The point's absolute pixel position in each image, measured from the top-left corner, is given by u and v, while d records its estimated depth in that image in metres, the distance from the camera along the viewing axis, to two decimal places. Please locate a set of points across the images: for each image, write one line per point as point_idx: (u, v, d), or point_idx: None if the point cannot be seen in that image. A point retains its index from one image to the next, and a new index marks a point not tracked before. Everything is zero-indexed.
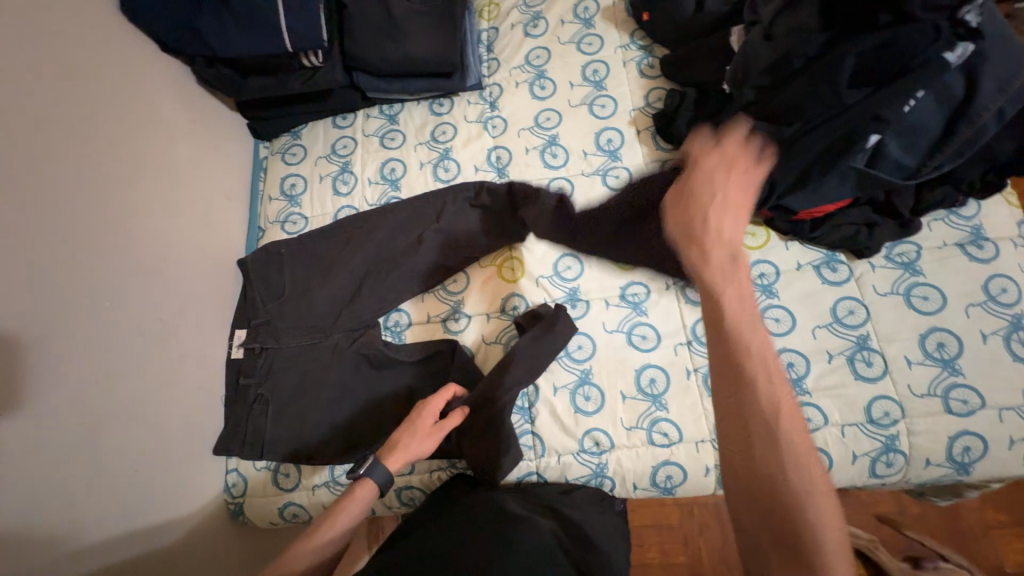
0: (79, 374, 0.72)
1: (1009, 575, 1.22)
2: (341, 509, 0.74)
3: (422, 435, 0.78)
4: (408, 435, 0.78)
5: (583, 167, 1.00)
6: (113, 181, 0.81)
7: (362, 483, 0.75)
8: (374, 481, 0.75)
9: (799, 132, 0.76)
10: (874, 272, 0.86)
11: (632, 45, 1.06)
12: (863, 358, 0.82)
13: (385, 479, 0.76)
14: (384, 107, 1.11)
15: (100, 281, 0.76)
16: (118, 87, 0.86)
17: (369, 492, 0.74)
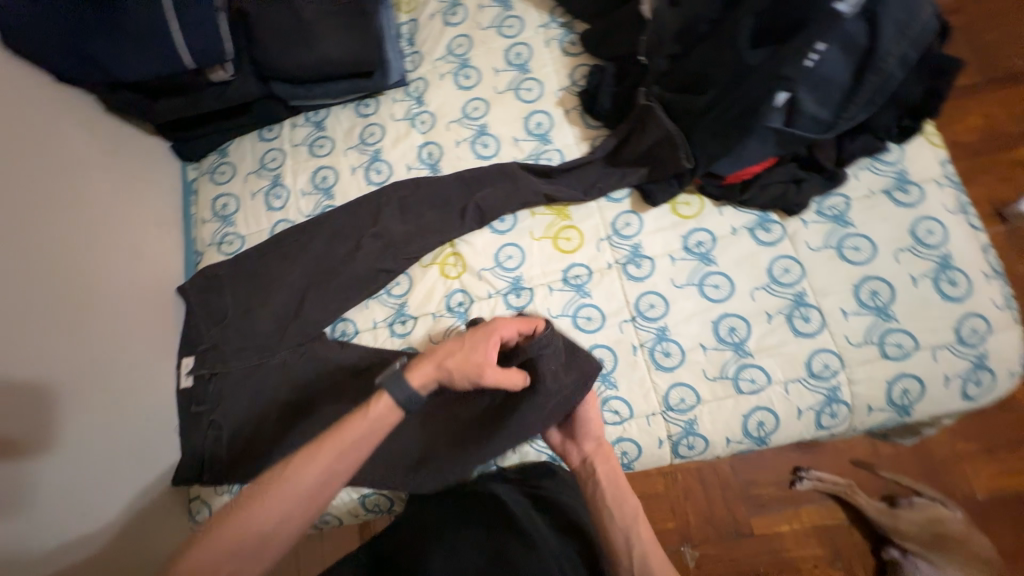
0: (7, 427, 0.70)
1: (979, 501, 1.26)
2: (344, 435, 0.63)
3: (464, 361, 0.66)
4: (446, 353, 0.66)
5: (514, 153, 0.99)
6: (22, 224, 0.78)
7: (383, 392, 0.64)
8: (393, 396, 0.64)
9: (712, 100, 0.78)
10: (807, 228, 0.86)
11: (553, 23, 1.04)
12: (801, 314, 0.83)
13: (404, 399, 0.65)
14: (310, 114, 1.08)
15: (18, 329, 0.74)
16: (17, 123, 0.81)
17: (381, 413, 0.64)
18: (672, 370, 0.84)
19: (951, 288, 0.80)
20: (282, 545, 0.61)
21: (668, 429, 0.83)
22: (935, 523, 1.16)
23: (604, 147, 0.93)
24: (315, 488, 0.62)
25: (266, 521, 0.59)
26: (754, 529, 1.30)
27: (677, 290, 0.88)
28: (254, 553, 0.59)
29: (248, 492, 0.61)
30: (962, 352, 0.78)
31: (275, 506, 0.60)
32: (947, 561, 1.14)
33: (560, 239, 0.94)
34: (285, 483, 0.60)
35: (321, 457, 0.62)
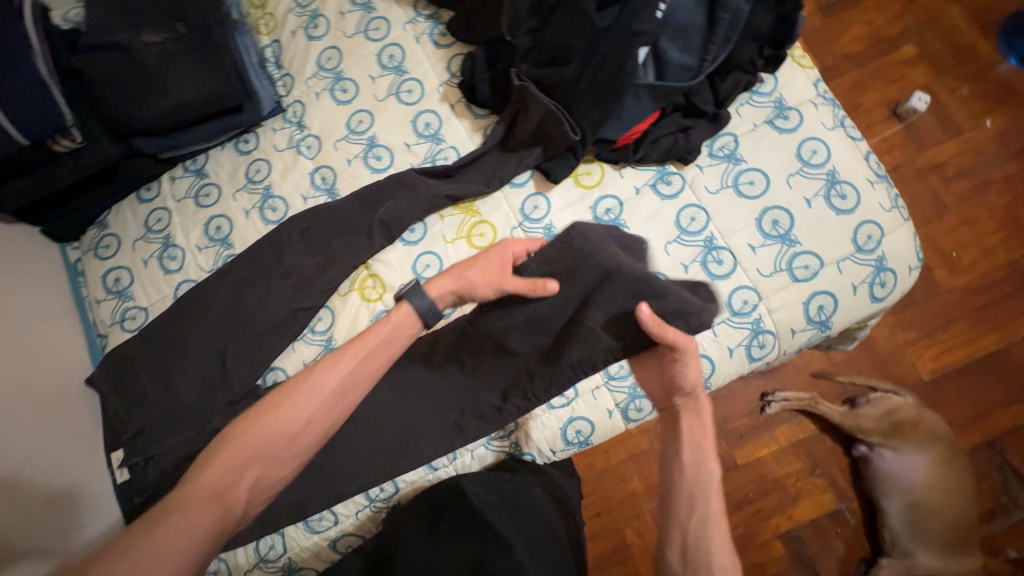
0: None
1: (927, 382, 1.32)
2: (366, 341, 0.72)
3: (487, 275, 0.76)
4: (467, 269, 0.76)
5: (410, 160, 0.96)
6: None
7: (405, 301, 0.74)
8: (411, 304, 0.74)
9: (579, 68, 0.77)
10: (703, 172, 0.88)
11: (419, 17, 1.00)
12: (714, 258, 0.85)
13: (424, 308, 0.74)
14: (187, 163, 1.01)
15: None
16: None
17: (402, 318, 0.74)
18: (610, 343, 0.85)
19: (842, 202, 0.83)
20: (307, 441, 0.68)
21: (614, 397, 0.84)
22: (891, 413, 1.19)
23: (496, 136, 0.91)
24: (336, 394, 0.69)
25: (297, 412, 0.67)
26: (737, 461, 1.35)
27: None
28: (279, 451, 0.66)
29: (278, 392, 0.68)
30: (863, 259, 0.82)
31: (312, 399, 0.68)
32: (909, 446, 1.17)
33: (474, 236, 0.92)
34: (314, 379, 0.69)
35: (346, 358, 0.70)
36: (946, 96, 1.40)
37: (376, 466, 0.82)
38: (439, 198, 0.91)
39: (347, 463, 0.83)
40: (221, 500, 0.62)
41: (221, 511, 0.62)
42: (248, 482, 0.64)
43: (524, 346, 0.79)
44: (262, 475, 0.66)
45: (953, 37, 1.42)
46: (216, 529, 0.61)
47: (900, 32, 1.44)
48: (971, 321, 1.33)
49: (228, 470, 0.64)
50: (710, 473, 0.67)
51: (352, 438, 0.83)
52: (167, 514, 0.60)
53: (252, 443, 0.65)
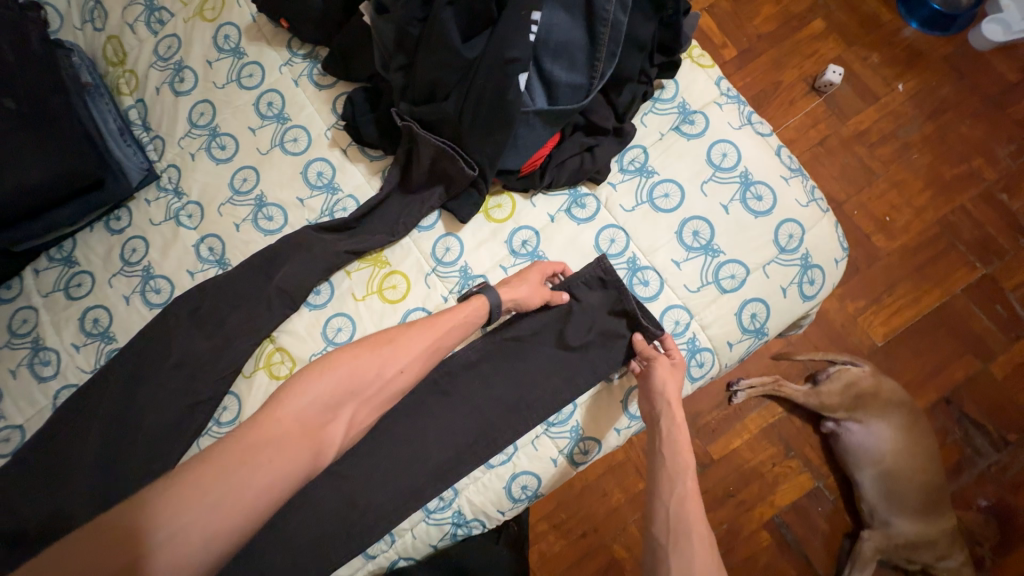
0: None
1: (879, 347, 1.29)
2: (438, 321, 0.71)
3: (537, 290, 0.77)
4: (523, 281, 0.77)
5: (305, 215, 0.87)
6: None
7: (479, 295, 0.74)
8: (489, 299, 0.74)
9: (460, 101, 0.70)
10: (617, 190, 0.83)
11: (295, 57, 0.91)
12: (640, 279, 0.80)
13: (496, 302, 0.74)
14: (53, 251, 0.89)
15: None
16: None
17: (479, 309, 0.74)
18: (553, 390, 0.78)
19: (759, 203, 0.80)
20: (396, 389, 0.66)
21: (556, 444, 0.78)
22: (851, 386, 1.14)
23: (393, 178, 0.84)
24: (428, 352, 0.69)
25: (403, 357, 0.66)
26: (713, 455, 1.27)
27: None
28: (367, 392, 0.63)
29: (378, 336, 0.66)
30: (788, 259, 0.79)
31: (408, 353, 0.66)
32: (873, 416, 1.14)
33: (385, 290, 0.84)
34: (417, 329, 0.69)
35: (427, 328, 0.69)
36: (858, 66, 1.41)
37: (306, 568, 0.73)
38: (342, 251, 0.83)
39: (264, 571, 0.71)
40: (316, 434, 0.59)
41: (315, 447, 0.58)
42: (343, 421, 0.62)
43: (467, 397, 0.78)
44: (353, 418, 0.63)
45: (857, 8, 1.44)
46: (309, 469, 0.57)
47: (808, 7, 1.45)
48: (915, 281, 1.32)
49: (328, 402, 0.60)
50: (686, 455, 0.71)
51: (273, 541, 0.73)
52: (274, 436, 0.55)
53: (357, 375, 0.62)
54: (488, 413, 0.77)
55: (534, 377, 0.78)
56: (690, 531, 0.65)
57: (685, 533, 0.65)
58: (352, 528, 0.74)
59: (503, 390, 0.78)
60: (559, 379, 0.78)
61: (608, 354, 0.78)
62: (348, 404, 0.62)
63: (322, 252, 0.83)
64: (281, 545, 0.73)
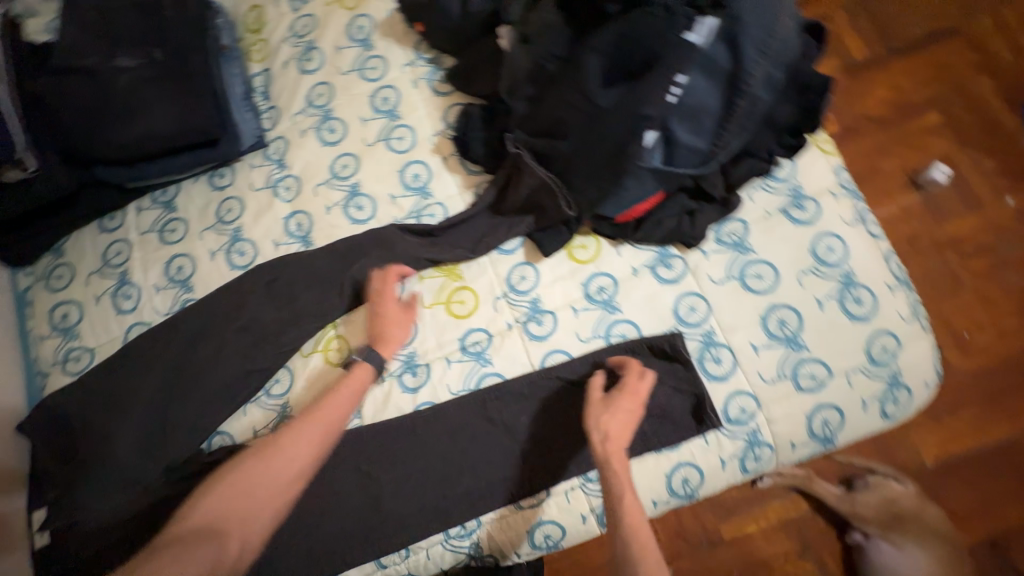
0: None
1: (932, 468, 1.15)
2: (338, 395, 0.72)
3: (399, 319, 0.81)
4: (388, 324, 0.80)
5: (393, 213, 0.89)
6: None
7: (364, 363, 0.76)
8: (371, 362, 0.76)
9: (576, 144, 0.70)
10: (708, 259, 0.80)
11: (419, 60, 0.94)
12: (713, 356, 0.77)
13: (381, 363, 0.77)
14: (157, 193, 0.93)
15: None
16: None
17: (367, 373, 0.75)
18: None
19: (857, 307, 0.76)
20: (294, 484, 0.66)
21: (590, 501, 0.76)
22: (891, 502, 1.00)
23: (486, 198, 0.85)
24: (319, 442, 0.68)
25: (289, 454, 0.66)
26: (724, 534, 1.11)
27: (583, 344, 0.81)
28: (260, 491, 0.64)
29: (262, 444, 0.67)
30: (876, 373, 0.74)
31: (294, 448, 0.66)
32: (912, 542, 0.98)
33: (453, 303, 0.85)
34: (294, 425, 0.68)
35: (318, 411, 0.70)
36: (969, 169, 1.30)
37: (321, 558, 0.74)
38: (421, 260, 0.85)
39: (290, 539, 0.75)
40: (214, 532, 0.60)
41: (213, 548, 0.59)
42: (239, 520, 0.62)
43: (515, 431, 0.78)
44: (259, 519, 0.63)
45: (985, 108, 1.33)
46: (210, 573, 0.57)
47: (927, 98, 1.34)
48: (989, 406, 1.17)
49: (220, 502, 0.62)
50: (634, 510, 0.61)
51: (299, 525, 0.75)
52: (154, 557, 0.57)
53: (246, 478, 0.64)
54: (528, 451, 0.77)
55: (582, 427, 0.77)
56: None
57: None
58: (373, 532, 0.75)
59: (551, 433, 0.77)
60: None
61: (662, 423, 0.75)
62: (238, 506, 0.63)
63: (403, 252, 0.85)
64: (308, 525, 0.75)
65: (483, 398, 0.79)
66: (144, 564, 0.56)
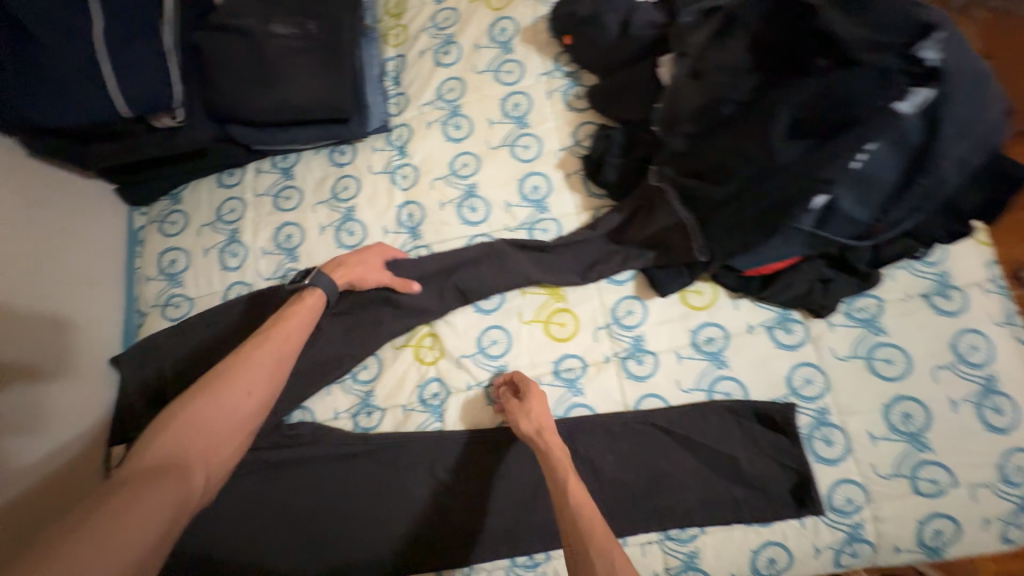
0: None
1: None
2: (290, 325, 0.71)
3: (370, 267, 0.80)
4: (357, 261, 0.80)
5: (506, 221, 0.87)
6: None
7: (314, 289, 0.75)
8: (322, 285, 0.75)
9: (733, 193, 0.66)
10: (833, 331, 0.76)
11: (558, 71, 0.93)
12: (823, 435, 0.72)
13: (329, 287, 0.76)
14: (277, 158, 0.95)
15: None
16: None
17: (318, 301, 0.74)
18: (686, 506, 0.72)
19: (995, 416, 0.70)
20: (254, 415, 0.64)
21: (665, 559, 0.72)
22: None
23: (609, 224, 0.81)
24: (275, 366, 0.67)
25: (248, 382, 0.64)
26: None
27: (683, 395, 0.77)
28: (225, 421, 0.61)
29: (199, 387, 0.62)
30: (1006, 492, 0.68)
31: (252, 378, 0.64)
32: None
33: (552, 324, 0.82)
34: (238, 361, 0.65)
35: (271, 338, 0.68)
36: None
37: (385, 554, 0.74)
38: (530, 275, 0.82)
39: (357, 530, 0.74)
40: (181, 466, 0.55)
41: (184, 481, 0.55)
42: (201, 453, 0.58)
43: (605, 471, 0.75)
44: (224, 450, 0.60)
45: None
46: (178, 510, 0.53)
47: None
48: None
49: (181, 434, 0.58)
50: (573, 477, 0.61)
51: (369, 516, 0.75)
52: (89, 517, 0.48)
53: (208, 409, 0.60)
54: (611, 493, 0.74)
55: (671, 481, 0.73)
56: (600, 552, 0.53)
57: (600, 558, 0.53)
58: (440, 541, 0.74)
59: (639, 481, 0.74)
60: (696, 497, 0.72)
61: (757, 496, 0.71)
62: (201, 435, 0.59)
63: (513, 261, 0.82)
64: (379, 514, 0.75)
65: (572, 428, 0.76)
66: (95, 509, 0.49)
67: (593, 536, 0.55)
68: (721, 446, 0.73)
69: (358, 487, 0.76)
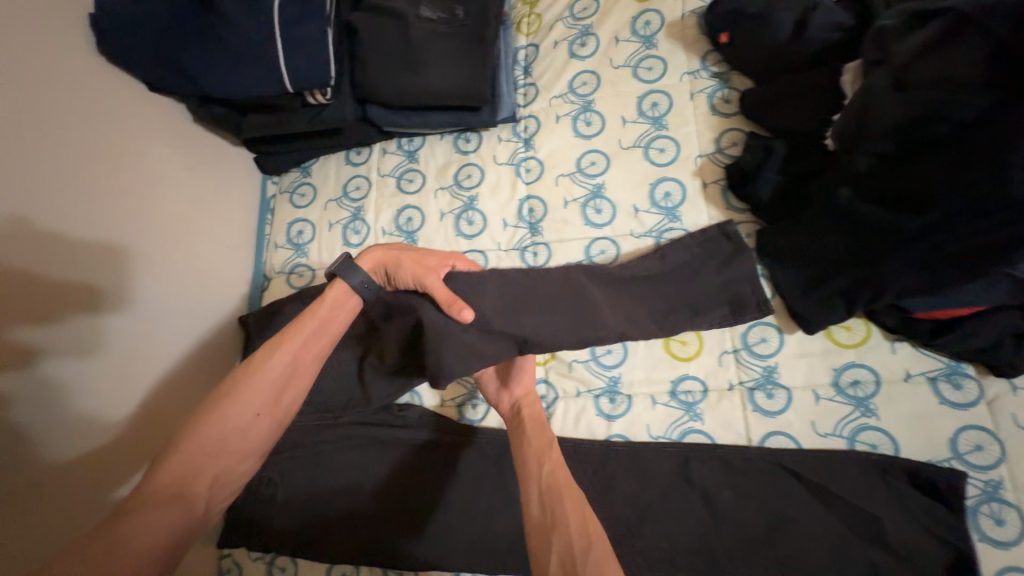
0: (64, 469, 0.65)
1: None
2: (306, 322, 0.65)
3: (418, 266, 0.69)
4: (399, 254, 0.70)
5: (632, 226, 0.82)
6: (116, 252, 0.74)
7: (339, 278, 0.68)
8: (347, 279, 0.68)
9: (928, 226, 0.59)
10: (1017, 395, 0.65)
11: (704, 71, 0.86)
12: (991, 512, 0.62)
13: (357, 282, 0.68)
14: (403, 141, 0.96)
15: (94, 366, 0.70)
16: (129, 154, 0.78)
17: (345, 291, 0.67)
18: (814, 563, 0.64)
19: None
20: (262, 438, 0.59)
21: None
22: None
23: (715, 243, 0.77)
24: (285, 377, 0.61)
25: (256, 402, 0.59)
26: None
27: (818, 438, 0.69)
28: (229, 448, 0.56)
29: (206, 404, 0.58)
30: None
31: (260, 396, 0.59)
32: None
33: (673, 340, 0.77)
34: (247, 373, 0.60)
35: (287, 344, 0.63)
36: None
37: (479, 554, 0.72)
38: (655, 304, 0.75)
39: (453, 520, 0.74)
40: (184, 497, 0.52)
41: (184, 513, 0.52)
42: (206, 479, 0.55)
43: (721, 508, 0.69)
44: (230, 475, 0.56)
45: None
46: (186, 534, 0.51)
47: None
48: None
49: (186, 464, 0.54)
50: (550, 432, 0.65)
51: (465, 509, 0.74)
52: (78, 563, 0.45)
53: (216, 434, 0.56)
54: (726, 532, 0.68)
55: (798, 531, 0.66)
56: (568, 496, 0.56)
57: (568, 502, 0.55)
58: None
59: (761, 525, 0.67)
60: (827, 556, 0.64)
61: (903, 567, 0.62)
62: (207, 466, 0.55)
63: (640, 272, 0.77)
64: (477, 509, 0.74)
65: (688, 454, 0.72)
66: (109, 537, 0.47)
67: (560, 482, 0.58)
68: (862, 504, 0.65)
69: (459, 478, 0.76)
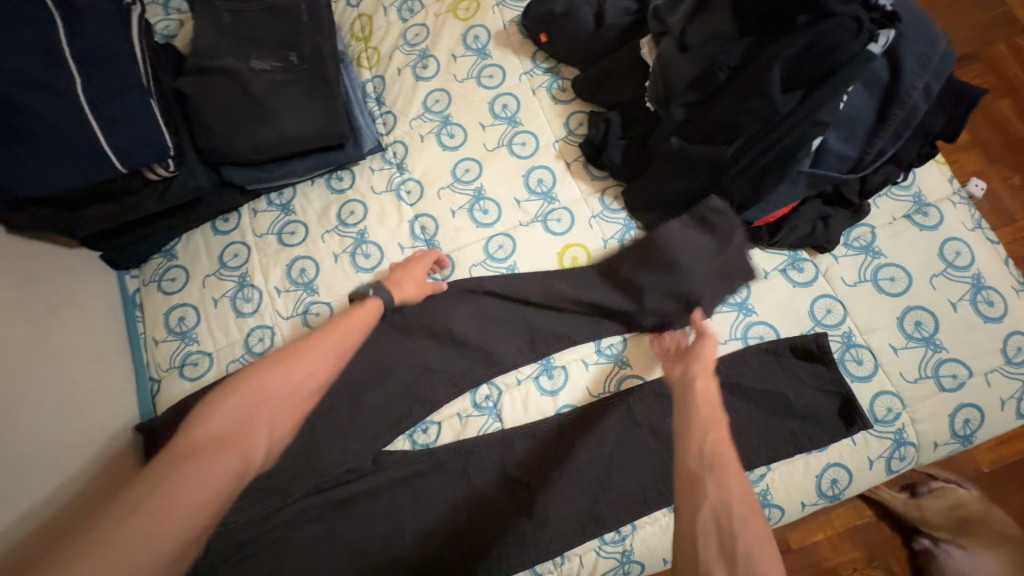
0: None
1: (989, 482, 0.95)
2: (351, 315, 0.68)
3: (418, 279, 0.80)
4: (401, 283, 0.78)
5: (519, 216, 0.88)
6: None
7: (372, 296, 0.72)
8: (382, 296, 0.74)
9: (739, 149, 0.73)
10: (839, 263, 0.83)
11: (537, 69, 0.96)
12: (853, 356, 0.78)
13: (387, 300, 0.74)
14: (271, 196, 0.92)
15: None
16: None
17: (372, 310, 0.70)
18: (750, 450, 0.75)
19: (989, 308, 0.78)
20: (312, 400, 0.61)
21: None
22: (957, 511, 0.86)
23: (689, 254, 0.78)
24: (338, 351, 0.63)
25: (315, 365, 0.60)
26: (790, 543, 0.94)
27: (721, 347, 0.80)
28: (286, 405, 0.58)
29: (272, 356, 0.60)
30: (1011, 372, 0.76)
31: (315, 364, 0.61)
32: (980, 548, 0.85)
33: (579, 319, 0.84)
34: (301, 343, 0.62)
35: (338, 326, 0.65)
36: None
37: (475, 567, 0.72)
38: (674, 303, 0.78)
39: (439, 547, 0.72)
40: (240, 442, 0.53)
41: (241, 456, 0.52)
42: (263, 433, 0.55)
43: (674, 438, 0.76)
44: (275, 428, 0.57)
45: None
46: (236, 482, 0.50)
47: (990, 92, 1.08)
48: None
49: (244, 411, 0.55)
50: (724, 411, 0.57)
51: (448, 532, 0.73)
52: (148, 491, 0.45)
53: (275, 388, 0.57)
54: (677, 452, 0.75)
55: (733, 429, 0.76)
56: (723, 455, 0.52)
57: (741, 527, 0.47)
58: (527, 539, 0.73)
59: None
60: (758, 440, 0.75)
61: (811, 424, 0.76)
62: (262, 416, 0.56)
63: (495, 266, 0.85)
64: (459, 527, 0.73)
65: (628, 403, 0.78)
66: (160, 481, 0.46)
67: (718, 449, 0.52)
68: (769, 389, 0.77)
69: (431, 505, 0.74)
